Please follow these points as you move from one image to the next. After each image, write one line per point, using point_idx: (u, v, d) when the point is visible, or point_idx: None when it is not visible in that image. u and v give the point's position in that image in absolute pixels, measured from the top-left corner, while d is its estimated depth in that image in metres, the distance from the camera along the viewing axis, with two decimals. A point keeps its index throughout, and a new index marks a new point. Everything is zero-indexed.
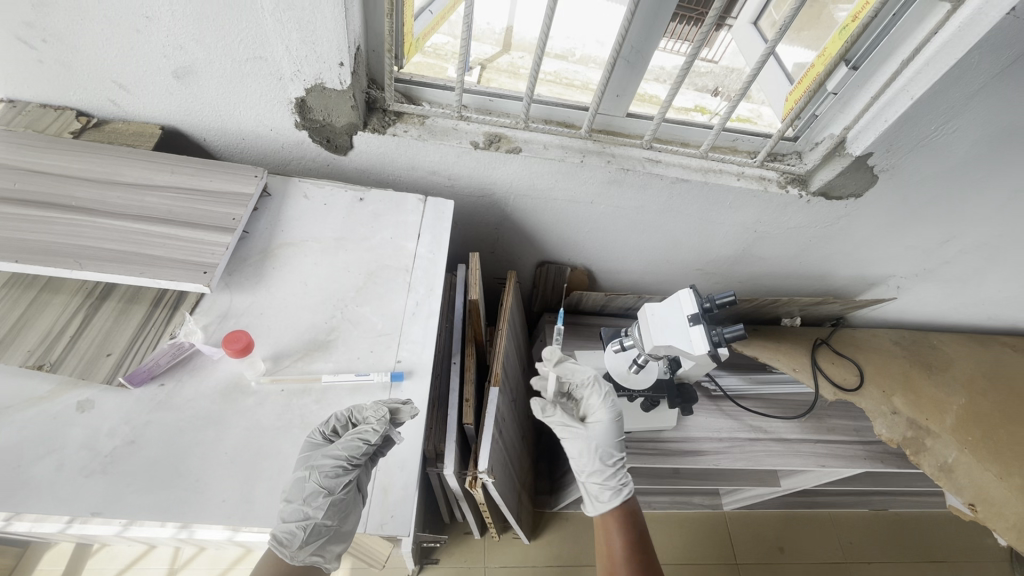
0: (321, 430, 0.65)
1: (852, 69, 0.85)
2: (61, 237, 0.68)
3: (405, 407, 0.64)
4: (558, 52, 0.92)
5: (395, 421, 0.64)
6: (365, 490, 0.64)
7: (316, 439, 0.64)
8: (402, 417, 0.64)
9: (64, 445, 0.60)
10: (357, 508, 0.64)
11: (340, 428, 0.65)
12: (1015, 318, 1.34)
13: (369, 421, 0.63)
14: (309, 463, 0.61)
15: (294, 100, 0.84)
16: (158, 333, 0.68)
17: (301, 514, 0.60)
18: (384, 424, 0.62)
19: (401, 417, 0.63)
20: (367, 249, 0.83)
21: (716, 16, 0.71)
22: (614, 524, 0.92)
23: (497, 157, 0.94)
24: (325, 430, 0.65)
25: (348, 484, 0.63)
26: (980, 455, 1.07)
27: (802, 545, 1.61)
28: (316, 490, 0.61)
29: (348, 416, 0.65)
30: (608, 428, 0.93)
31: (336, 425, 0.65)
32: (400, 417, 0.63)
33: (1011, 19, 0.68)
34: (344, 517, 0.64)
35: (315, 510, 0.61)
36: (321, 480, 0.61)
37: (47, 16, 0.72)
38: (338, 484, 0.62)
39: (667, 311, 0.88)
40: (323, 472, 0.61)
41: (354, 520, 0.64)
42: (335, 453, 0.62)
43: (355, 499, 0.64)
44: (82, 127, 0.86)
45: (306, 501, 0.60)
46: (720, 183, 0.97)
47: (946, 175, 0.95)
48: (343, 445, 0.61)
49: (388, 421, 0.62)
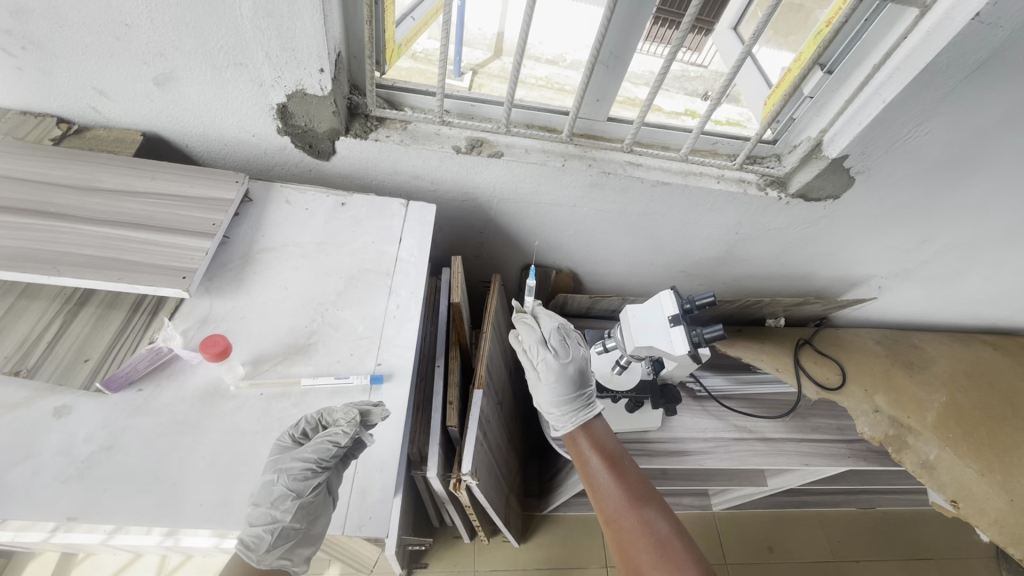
0: (290, 433, 0.65)
1: (826, 73, 0.87)
2: (38, 243, 0.68)
3: (377, 408, 0.64)
4: (548, 58, 0.97)
5: (366, 424, 0.65)
6: (335, 493, 0.65)
7: (285, 442, 0.64)
8: (373, 419, 0.64)
9: (40, 452, 0.60)
10: (326, 510, 0.65)
11: (309, 431, 0.65)
12: (995, 317, 1.36)
13: (339, 424, 0.64)
14: (277, 467, 0.62)
15: (275, 106, 0.85)
16: (138, 338, 0.69)
17: (268, 517, 0.60)
18: (353, 425, 0.62)
19: (373, 419, 0.64)
20: (349, 253, 0.84)
21: (691, 20, 0.72)
22: (587, 440, 0.88)
23: (479, 161, 0.95)
24: (293, 433, 0.65)
25: (317, 487, 0.64)
26: (960, 453, 1.09)
27: (791, 544, 1.62)
28: (284, 493, 0.61)
29: (317, 419, 0.66)
30: (551, 379, 0.90)
31: (305, 428, 0.65)
32: (370, 419, 0.64)
33: (977, 24, 0.69)
34: (314, 519, 0.65)
35: (282, 513, 0.61)
36: (289, 483, 0.61)
37: (26, 24, 0.72)
38: (307, 486, 0.63)
39: (648, 313, 0.89)
40: (291, 475, 0.61)
41: (324, 522, 0.65)
42: (303, 456, 0.62)
43: (325, 501, 0.65)
44: (62, 134, 0.87)
45: (274, 505, 0.61)
46: (700, 185, 0.99)
47: (921, 177, 0.96)
48: (313, 448, 0.62)
49: (357, 423, 0.63)
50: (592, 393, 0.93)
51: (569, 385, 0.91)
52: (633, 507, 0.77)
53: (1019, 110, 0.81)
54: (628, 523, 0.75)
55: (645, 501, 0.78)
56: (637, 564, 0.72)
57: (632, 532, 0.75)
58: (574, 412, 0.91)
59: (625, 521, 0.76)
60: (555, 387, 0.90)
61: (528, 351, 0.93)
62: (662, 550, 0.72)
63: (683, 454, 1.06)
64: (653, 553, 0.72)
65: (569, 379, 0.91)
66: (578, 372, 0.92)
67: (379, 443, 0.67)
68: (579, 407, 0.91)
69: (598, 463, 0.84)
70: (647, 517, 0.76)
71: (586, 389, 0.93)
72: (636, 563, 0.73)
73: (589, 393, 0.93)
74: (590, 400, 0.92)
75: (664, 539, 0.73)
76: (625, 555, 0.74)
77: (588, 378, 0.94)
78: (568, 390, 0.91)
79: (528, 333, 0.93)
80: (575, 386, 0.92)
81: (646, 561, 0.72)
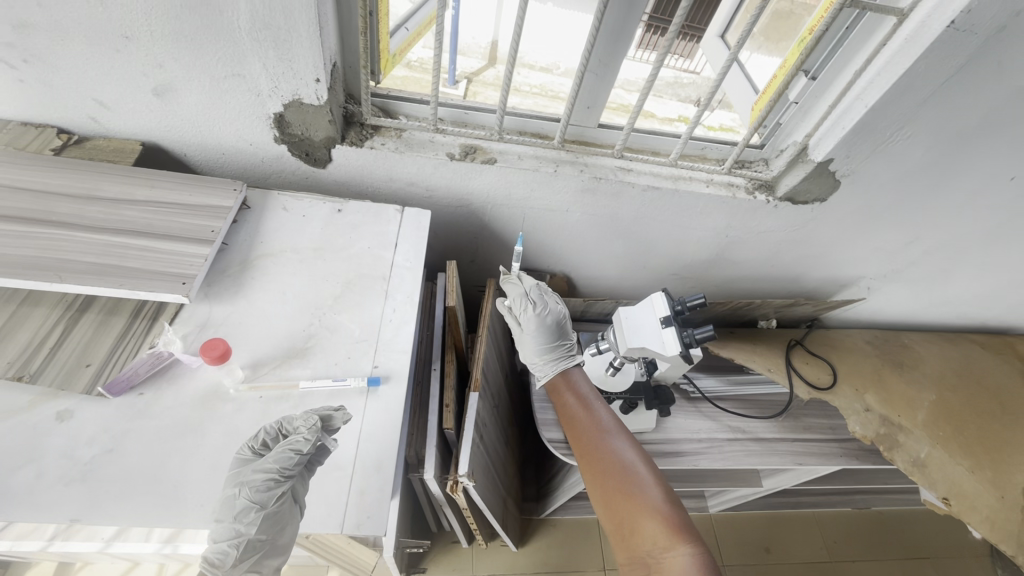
0: (250, 445, 0.63)
1: (811, 79, 0.90)
2: (40, 251, 0.70)
3: (337, 414, 0.65)
4: (541, 66, 0.99)
5: (328, 429, 0.64)
6: (301, 501, 0.62)
7: (245, 455, 0.63)
8: (335, 423, 0.64)
9: (43, 455, 0.61)
10: (293, 520, 0.61)
11: (270, 441, 0.64)
12: (983, 317, 1.38)
13: (300, 432, 0.63)
14: (238, 481, 0.60)
15: (273, 115, 0.87)
16: (138, 343, 0.70)
17: (232, 531, 0.59)
18: (314, 431, 0.62)
19: (334, 423, 0.64)
20: (345, 259, 0.86)
21: (678, 25, 0.74)
22: (565, 387, 0.92)
23: (473, 167, 0.96)
24: (253, 445, 0.63)
25: (281, 497, 0.61)
26: (951, 451, 1.10)
27: (787, 546, 1.62)
28: (247, 506, 0.59)
29: (276, 428, 0.64)
30: (534, 330, 0.94)
31: (265, 438, 0.64)
32: (332, 424, 0.64)
33: (953, 31, 0.71)
34: (280, 530, 0.61)
35: (246, 526, 0.59)
36: (250, 496, 0.59)
37: (28, 38, 0.74)
38: (270, 498, 0.60)
39: (641, 315, 0.91)
40: (252, 487, 0.59)
41: (291, 532, 0.61)
42: (265, 466, 0.60)
43: (292, 511, 0.62)
44: (62, 144, 0.88)
45: (237, 519, 0.59)
46: (689, 189, 1.01)
47: (905, 179, 0.99)
48: (274, 457, 0.60)
49: (318, 428, 0.62)
50: (572, 344, 0.97)
51: (550, 336, 0.95)
52: (603, 440, 0.80)
53: (997, 113, 0.84)
54: (598, 454, 0.79)
55: (615, 435, 0.81)
56: (604, 488, 0.75)
57: (600, 461, 0.78)
58: (555, 361, 0.95)
59: (595, 451, 0.79)
60: (538, 338, 0.94)
61: (512, 304, 0.97)
62: (627, 476, 0.75)
63: (678, 454, 1.07)
64: (619, 478, 0.75)
65: (550, 331, 0.95)
66: (558, 324, 0.96)
67: (376, 445, 0.68)
68: (561, 357, 0.96)
69: (575, 405, 0.87)
70: (615, 448, 0.79)
71: (566, 340, 0.97)
72: (603, 488, 0.76)
73: (569, 344, 0.97)
74: (570, 350, 0.97)
75: (630, 467, 0.76)
76: (594, 482, 0.77)
77: (567, 330, 0.98)
78: (549, 341, 0.95)
79: (512, 288, 0.97)
80: (556, 337, 0.96)
81: (613, 485, 0.75)
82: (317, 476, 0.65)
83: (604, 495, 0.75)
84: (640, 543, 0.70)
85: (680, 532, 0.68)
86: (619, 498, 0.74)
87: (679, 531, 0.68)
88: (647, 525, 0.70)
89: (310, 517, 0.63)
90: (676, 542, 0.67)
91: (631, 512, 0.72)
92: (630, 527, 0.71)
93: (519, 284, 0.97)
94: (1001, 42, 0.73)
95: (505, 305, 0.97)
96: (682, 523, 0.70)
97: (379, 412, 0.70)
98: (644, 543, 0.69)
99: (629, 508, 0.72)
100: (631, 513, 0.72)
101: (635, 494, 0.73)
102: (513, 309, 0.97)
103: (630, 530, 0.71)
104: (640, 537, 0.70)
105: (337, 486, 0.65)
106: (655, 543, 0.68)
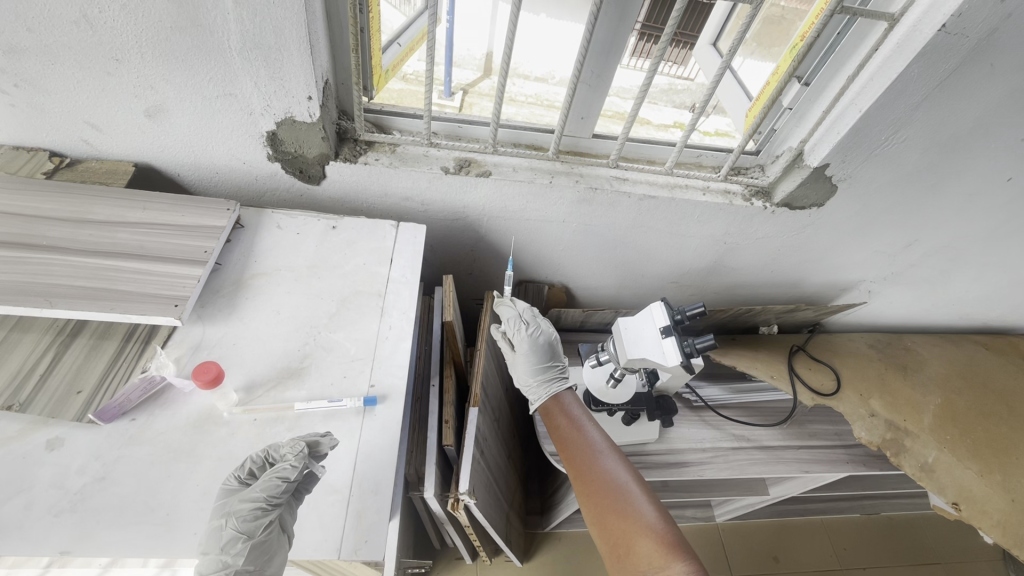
0: (236, 475, 0.62)
1: (805, 85, 0.89)
2: (31, 277, 0.69)
3: (326, 439, 0.64)
4: (536, 76, 0.96)
5: (316, 455, 0.63)
6: (290, 531, 0.60)
7: (232, 485, 0.61)
8: (322, 449, 0.64)
9: (33, 485, 0.59)
10: (282, 549, 0.60)
11: (256, 470, 0.63)
12: (985, 318, 1.37)
13: (287, 458, 0.62)
14: (226, 511, 0.59)
15: (266, 133, 0.86)
16: (129, 369, 0.70)
17: (219, 563, 0.57)
18: (302, 458, 0.61)
19: (322, 449, 0.64)
20: (341, 275, 0.85)
21: (672, 33, 0.73)
22: (558, 408, 0.91)
23: (467, 181, 0.96)
24: (241, 474, 0.62)
25: (270, 525, 0.59)
26: (959, 455, 1.08)
27: (796, 554, 1.59)
28: (234, 537, 0.58)
29: (264, 457, 0.63)
30: (526, 348, 0.94)
31: (253, 467, 0.63)
32: (320, 450, 0.63)
33: (943, 36, 0.71)
34: (269, 560, 0.59)
35: (234, 557, 0.57)
36: (238, 525, 0.58)
37: (18, 62, 0.74)
38: (257, 527, 0.58)
39: (640, 326, 0.90)
40: (240, 517, 0.58)
41: (280, 561, 0.59)
42: (252, 495, 0.59)
43: (280, 540, 0.60)
44: (54, 167, 0.88)
45: (224, 549, 0.57)
46: (686, 198, 1.00)
47: (901, 183, 0.98)
48: (261, 486, 0.59)
49: (306, 455, 0.61)
50: (564, 365, 0.97)
51: (543, 356, 0.95)
52: (596, 459, 0.79)
53: (991, 116, 0.83)
54: (591, 473, 0.77)
55: (608, 454, 0.79)
56: (598, 507, 0.73)
57: (593, 480, 0.76)
58: (549, 382, 0.94)
59: (588, 470, 0.77)
60: (531, 358, 0.94)
61: (506, 327, 0.97)
62: (621, 495, 0.73)
63: (682, 465, 1.05)
64: (613, 497, 0.73)
65: (542, 351, 0.95)
66: (549, 345, 0.96)
67: (373, 467, 0.66)
68: (554, 378, 0.95)
69: (568, 425, 0.86)
70: (609, 467, 0.77)
71: (557, 362, 0.97)
72: (597, 507, 0.73)
73: (561, 365, 0.97)
74: (562, 371, 0.96)
75: (623, 486, 0.74)
76: (586, 501, 0.75)
77: (558, 351, 0.98)
78: (540, 362, 0.94)
79: (504, 310, 0.97)
80: (548, 358, 0.96)
81: (606, 504, 0.73)
82: (314, 501, 0.64)
83: (598, 515, 0.73)
84: (636, 562, 0.67)
85: (677, 549, 0.66)
86: (612, 517, 0.72)
87: (675, 548, 0.66)
88: (642, 544, 0.68)
89: (307, 543, 0.61)
90: (672, 559, 0.65)
91: (626, 531, 0.70)
92: (624, 546, 0.69)
93: (512, 305, 0.98)
94: (992, 47, 0.73)
95: (498, 330, 0.97)
96: (678, 540, 0.67)
97: (376, 431, 0.69)
98: (640, 562, 0.66)
99: (623, 527, 0.70)
100: (625, 532, 0.70)
101: (629, 512, 0.71)
102: (506, 331, 0.97)
103: (625, 549, 0.69)
104: (635, 556, 0.67)
105: (334, 510, 0.63)
106: (650, 562, 0.66)
